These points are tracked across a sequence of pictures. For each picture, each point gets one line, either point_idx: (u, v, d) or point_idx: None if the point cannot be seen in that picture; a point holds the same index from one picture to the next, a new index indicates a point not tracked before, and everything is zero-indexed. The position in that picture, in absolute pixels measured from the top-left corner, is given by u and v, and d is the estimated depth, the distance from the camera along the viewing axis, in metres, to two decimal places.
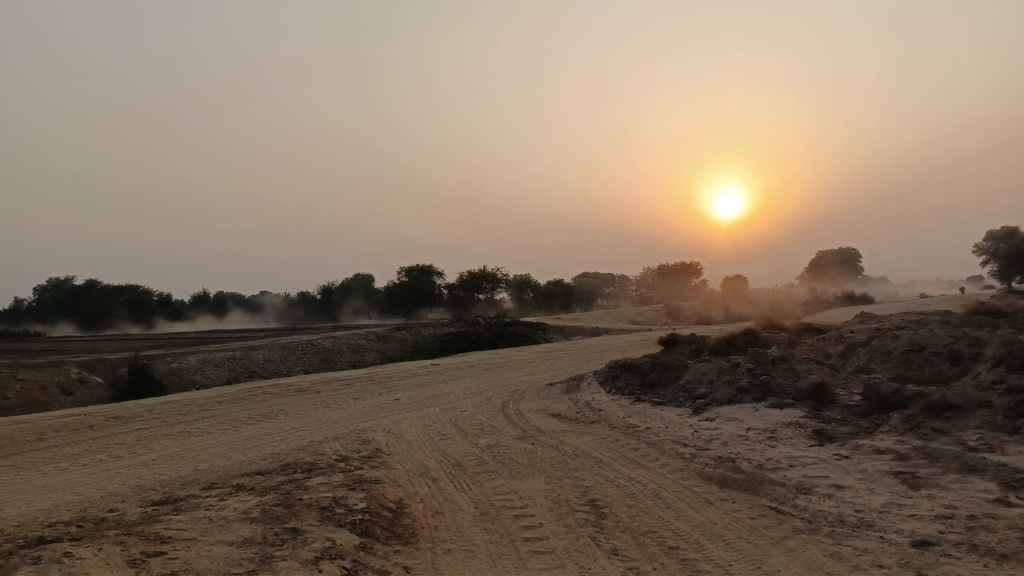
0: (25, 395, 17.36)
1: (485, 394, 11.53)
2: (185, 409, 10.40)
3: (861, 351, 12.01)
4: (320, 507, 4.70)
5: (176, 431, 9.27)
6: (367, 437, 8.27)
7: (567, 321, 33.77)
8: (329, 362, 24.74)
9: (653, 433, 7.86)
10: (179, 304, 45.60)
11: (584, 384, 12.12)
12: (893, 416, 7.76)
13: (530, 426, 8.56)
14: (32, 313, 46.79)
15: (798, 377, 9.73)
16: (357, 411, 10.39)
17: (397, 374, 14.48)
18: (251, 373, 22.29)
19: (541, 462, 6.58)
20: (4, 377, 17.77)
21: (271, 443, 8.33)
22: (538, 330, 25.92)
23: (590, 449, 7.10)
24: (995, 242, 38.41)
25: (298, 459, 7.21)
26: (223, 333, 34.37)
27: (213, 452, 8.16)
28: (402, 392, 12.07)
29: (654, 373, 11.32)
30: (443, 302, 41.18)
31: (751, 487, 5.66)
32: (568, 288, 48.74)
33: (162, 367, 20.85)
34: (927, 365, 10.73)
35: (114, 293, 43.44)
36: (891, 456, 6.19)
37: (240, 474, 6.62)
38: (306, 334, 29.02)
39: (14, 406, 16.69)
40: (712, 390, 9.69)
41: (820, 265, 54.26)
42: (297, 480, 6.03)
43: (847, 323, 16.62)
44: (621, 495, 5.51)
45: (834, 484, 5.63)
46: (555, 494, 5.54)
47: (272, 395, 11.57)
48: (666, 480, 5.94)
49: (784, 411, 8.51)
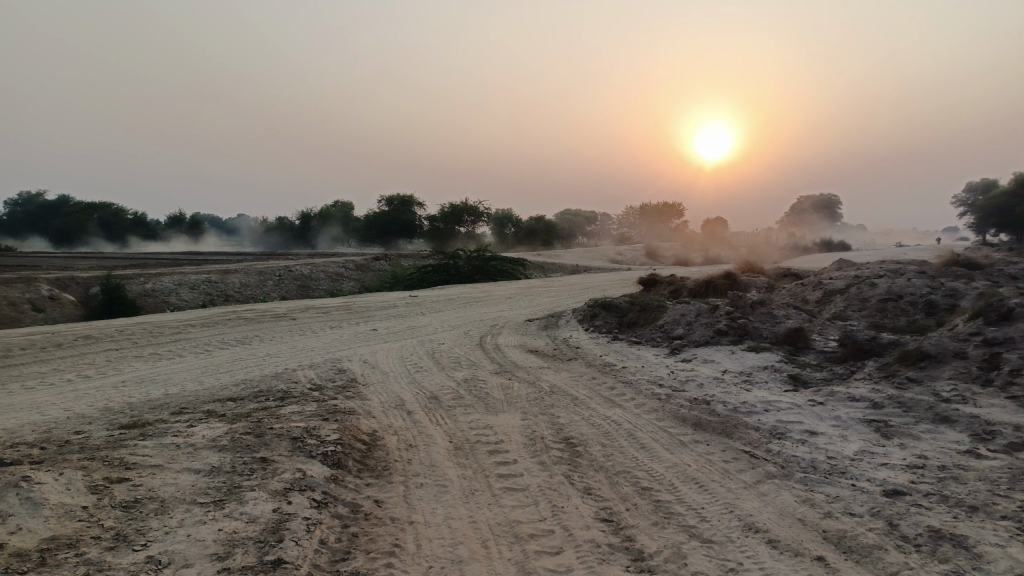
0: None
1: (462, 327, 11.46)
2: (157, 331, 10.21)
3: (839, 298, 12.05)
4: (291, 437, 4.61)
5: (147, 354, 9.10)
6: (342, 366, 8.18)
7: (547, 257, 33.68)
8: (306, 289, 24.50)
9: (630, 372, 7.85)
10: (154, 225, 44.73)
11: (562, 321, 12.07)
12: (868, 364, 7.81)
13: (507, 361, 8.53)
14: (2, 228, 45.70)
15: (776, 322, 9.74)
16: (333, 340, 10.27)
17: (374, 304, 14.34)
18: (227, 297, 22.03)
19: (517, 398, 6.53)
20: None
21: (244, 370, 8.21)
22: (518, 265, 25.80)
23: (567, 386, 7.07)
24: (974, 194, 38.57)
25: (270, 386, 7.11)
26: (199, 256, 33.85)
27: (184, 376, 8.03)
28: (379, 323, 11.95)
29: (633, 312, 11.28)
30: (423, 233, 40.78)
31: (726, 430, 5.67)
32: (549, 224, 48.43)
33: (136, 288, 20.50)
34: (904, 314, 10.80)
35: (87, 210, 42.43)
36: (865, 404, 6.23)
37: (212, 400, 6.51)
38: (283, 260, 28.66)
39: None
40: (690, 332, 9.68)
41: (801, 210, 54.39)
42: (269, 408, 5.93)
43: (826, 270, 16.68)
44: (596, 434, 5.49)
45: (808, 430, 5.66)
46: (530, 430, 5.50)
47: (247, 320, 11.40)
48: (641, 420, 5.93)
49: (760, 355, 8.53)
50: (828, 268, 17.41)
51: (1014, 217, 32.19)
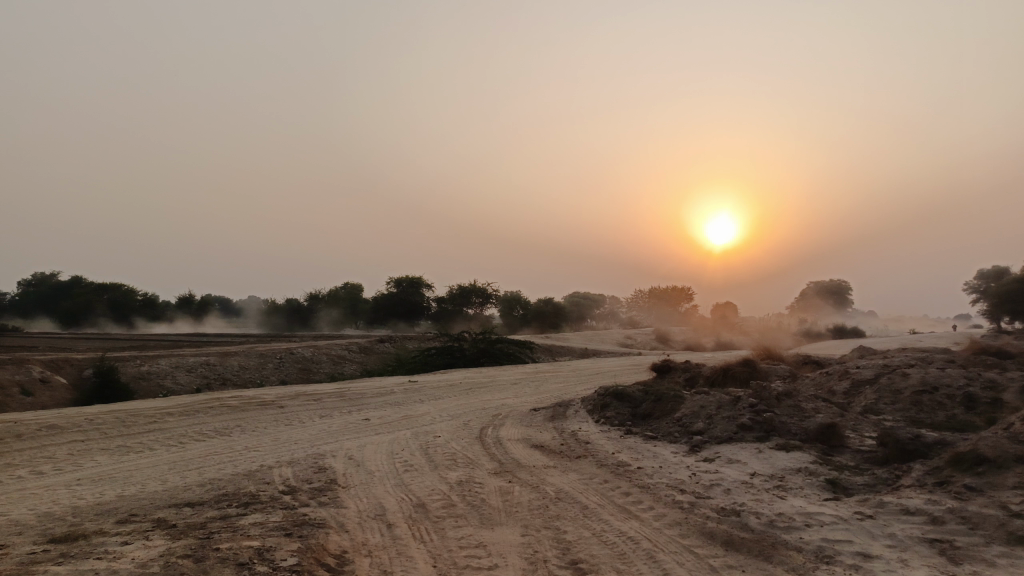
0: None
1: (463, 418, 10.63)
2: (131, 420, 9.42)
3: (868, 390, 11.18)
4: (238, 562, 3.79)
5: (115, 447, 8.30)
6: (324, 464, 7.36)
7: (553, 340, 32.94)
8: (307, 372, 23.73)
9: (646, 474, 6.97)
10: (162, 305, 44.40)
11: (570, 411, 11.22)
12: (914, 467, 6.92)
13: (509, 459, 7.68)
14: (13, 308, 45.57)
15: (804, 416, 8.87)
16: (320, 431, 9.45)
17: (371, 390, 13.53)
18: (225, 380, 21.27)
19: (517, 506, 5.69)
20: None
21: (216, 467, 7.39)
22: (524, 348, 25.05)
23: (575, 491, 6.21)
24: (986, 281, 37.83)
25: (239, 488, 6.29)
26: (202, 337, 33.30)
27: (149, 473, 7.21)
28: (373, 411, 11.14)
29: (646, 403, 10.44)
30: (431, 314, 40.44)
31: (763, 552, 4.79)
32: (557, 307, 47.79)
33: (131, 371, 19.80)
34: (941, 408, 9.90)
35: (97, 290, 42.22)
36: (922, 518, 5.33)
37: (168, 506, 5.70)
38: (285, 342, 28.04)
39: None
40: (710, 427, 8.81)
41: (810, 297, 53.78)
42: (227, 519, 5.10)
43: (848, 358, 15.79)
44: (611, 557, 4.62)
45: (860, 552, 4.77)
46: (532, 551, 4.64)
47: (231, 408, 10.61)
48: (662, 537, 5.06)
49: (791, 455, 7.65)
50: (849, 356, 16.53)
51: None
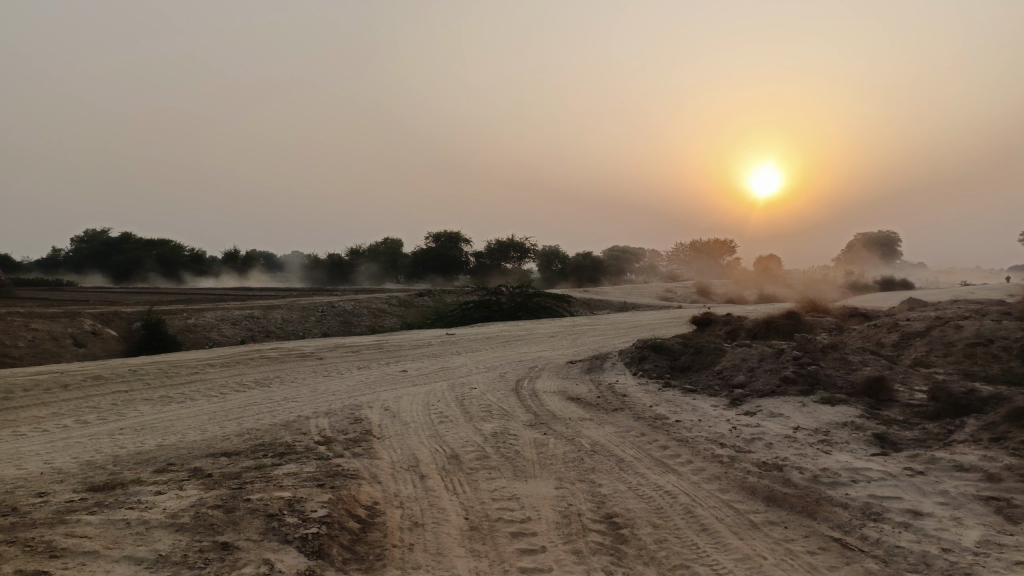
0: (36, 345, 16.72)
1: (499, 370, 10.58)
2: (173, 371, 9.57)
3: (918, 343, 10.77)
4: (268, 513, 3.76)
5: (157, 397, 8.45)
6: (360, 414, 7.37)
7: (592, 293, 32.71)
8: (347, 325, 23.99)
9: (684, 427, 6.82)
10: (208, 260, 45.23)
11: (608, 364, 11.07)
12: (969, 422, 6.62)
13: (545, 411, 7.60)
14: (67, 264, 46.93)
15: (851, 369, 8.57)
16: (357, 383, 9.48)
17: (408, 342, 13.56)
18: (268, 332, 21.63)
19: (552, 458, 5.59)
20: (16, 326, 17.17)
21: (254, 417, 7.45)
22: (562, 302, 24.93)
23: (611, 444, 6.09)
24: None
25: (275, 438, 6.32)
26: (246, 291, 33.88)
27: (190, 423, 7.31)
28: (410, 364, 11.15)
29: (686, 355, 10.23)
30: (470, 269, 40.47)
31: (807, 509, 4.61)
32: (596, 261, 47.34)
33: (178, 324, 20.22)
34: (996, 362, 9.49)
35: (146, 245, 43.12)
36: (977, 475, 5.07)
37: (205, 455, 5.74)
38: (326, 296, 28.35)
39: (25, 356, 16.08)
40: (751, 380, 8.59)
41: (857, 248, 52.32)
42: (261, 469, 5.11)
43: (897, 310, 15.27)
44: (647, 511, 4.50)
45: (910, 510, 4.56)
46: (566, 504, 4.54)
47: (270, 360, 10.72)
48: (700, 491, 4.91)
49: (836, 409, 7.41)
50: (898, 308, 16.00)
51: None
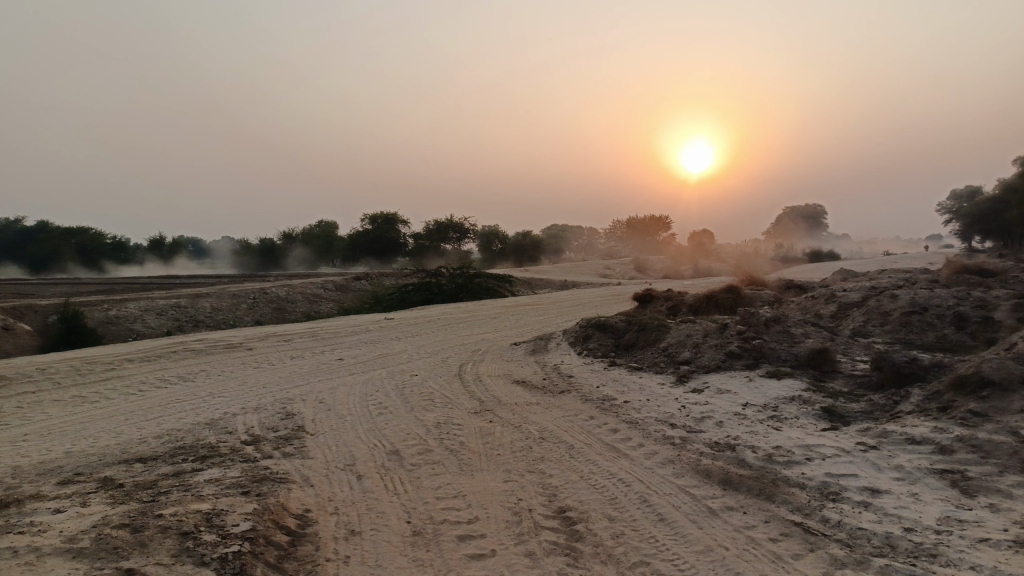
0: None
1: (440, 355, 10.22)
2: (86, 368, 8.86)
3: (856, 313, 10.89)
4: (182, 531, 3.34)
5: (68, 397, 7.77)
6: (292, 409, 6.91)
7: (531, 272, 32.50)
8: (282, 312, 23.14)
9: (633, 408, 6.61)
10: (131, 247, 43.12)
11: (552, 344, 10.83)
12: (913, 392, 6.61)
13: (489, 397, 7.28)
14: None
15: (795, 342, 8.53)
16: (290, 374, 8.97)
17: (345, 328, 13.04)
18: (197, 322, 20.65)
19: (498, 449, 5.29)
20: None
21: (176, 417, 6.90)
22: (502, 282, 24.63)
23: (559, 430, 5.82)
24: (959, 201, 37.74)
25: (197, 440, 5.81)
26: (173, 279, 32.43)
27: (103, 425, 6.71)
28: (347, 351, 10.67)
29: (630, 333, 10.06)
30: (408, 251, 39.74)
31: (765, 491, 4.43)
32: (536, 240, 47.27)
33: (98, 315, 19.07)
34: (931, 330, 9.63)
35: (64, 233, 40.74)
36: (929, 448, 5.00)
37: (117, 463, 5.22)
38: (258, 282, 27.29)
39: None
40: (697, 356, 8.46)
41: (787, 222, 53.62)
42: (180, 477, 4.64)
43: (832, 281, 15.51)
44: (602, 503, 4.24)
45: (867, 488, 4.44)
46: (515, 499, 4.25)
47: (195, 353, 10.07)
48: (655, 478, 4.68)
49: (783, 383, 7.33)
50: (832, 279, 16.26)
51: (999, 223, 31.26)
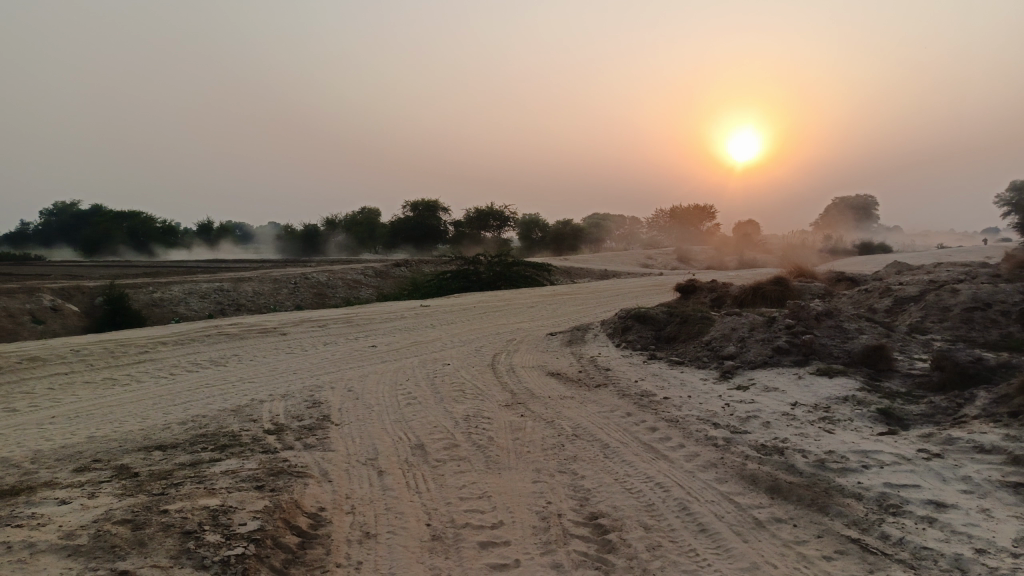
0: None
1: (475, 344, 9.98)
2: (121, 351, 8.82)
3: (912, 308, 10.30)
4: (184, 531, 3.13)
5: (100, 380, 7.72)
6: (320, 397, 6.74)
7: (571, 262, 32.11)
8: (321, 297, 23.19)
9: (673, 405, 6.26)
10: (179, 231, 43.88)
11: (590, 336, 10.49)
12: (979, 395, 6.13)
13: (522, 389, 7.00)
14: (36, 238, 45.40)
15: (848, 338, 8.05)
16: (321, 361, 8.82)
17: (380, 315, 12.89)
18: (238, 306, 20.80)
19: (528, 446, 5.00)
20: None
21: (203, 402, 6.79)
22: (541, 271, 24.30)
23: (594, 426, 5.51)
24: (1018, 194, 36.02)
25: (221, 427, 5.66)
26: (218, 263, 32.86)
27: (131, 409, 6.63)
28: (380, 338, 10.50)
29: (671, 325, 9.67)
30: (448, 239, 39.62)
31: (817, 503, 4.06)
32: (576, 228, 46.64)
33: (142, 298, 19.32)
34: (995, 327, 9.02)
35: (115, 218, 41.61)
36: (1000, 457, 4.56)
37: (137, 449, 5.08)
38: (299, 267, 27.46)
39: None
40: (742, 351, 8.04)
41: (835, 213, 52.10)
42: (196, 468, 4.46)
43: (884, 274, 14.83)
44: (637, 510, 3.92)
45: (932, 501, 4.04)
46: (543, 503, 3.96)
47: (228, 337, 10.00)
48: (696, 483, 4.35)
49: (835, 382, 6.89)
50: (885, 273, 15.54)
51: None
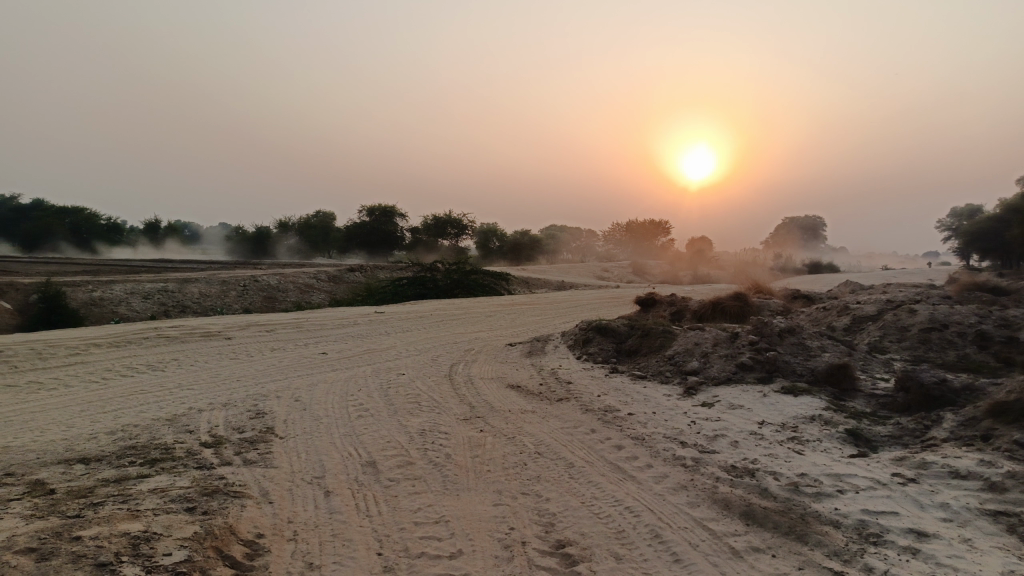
0: None
1: (431, 353, 9.62)
2: (49, 352, 8.20)
3: (871, 327, 10.30)
4: (97, 562, 2.72)
5: (23, 384, 7.13)
6: (264, 407, 6.30)
7: (528, 272, 31.89)
8: (271, 301, 22.47)
9: (639, 422, 6.02)
10: (125, 229, 42.34)
11: (549, 347, 10.22)
12: (946, 417, 6.03)
13: (481, 402, 6.68)
14: None
15: (811, 355, 7.94)
16: (267, 367, 8.36)
17: (332, 320, 12.42)
18: (184, 308, 19.98)
19: (488, 464, 4.68)
20: None
21: (136, 410, 6.28)
22: (499, 280, 24.02)
23: (558, 444, 5.23)
24: (958, 219, 37.13)
25: (153, 439, 5.20)
26: (164, 263, 31.73)
27: (55, 416, 6.09)
28: (332, 345, 10.05)
29: (633, 338, 9.47)
30: (404, 245, 39.05)
31: (794, 531, 3.83)
32: (534, 239, 47.02)
33: (81, 297, 18.39)
34: (952, 348, 9.04)
35: (57, 212, 39.91)
36: (976, 483, 4.42)
37: (56, 462, 4.59)
38: (249, 270, 26.64)
39: None
40: (706, 366, 7.86)
41: (786, 232, 53.12)
42: (121, 485, 4.02)
43: (839, 293, 14.94)
44: (607, 537, 3.64)
45: (912, 530, 3.85)
46: (506, 529, 3.64)
47: (169, 340, 9.44)
48: (667, 508, 4.09)
49: (801, 401, 6.74)
50: (839, 291, 15.67)
51: (998, 244, 30.58)
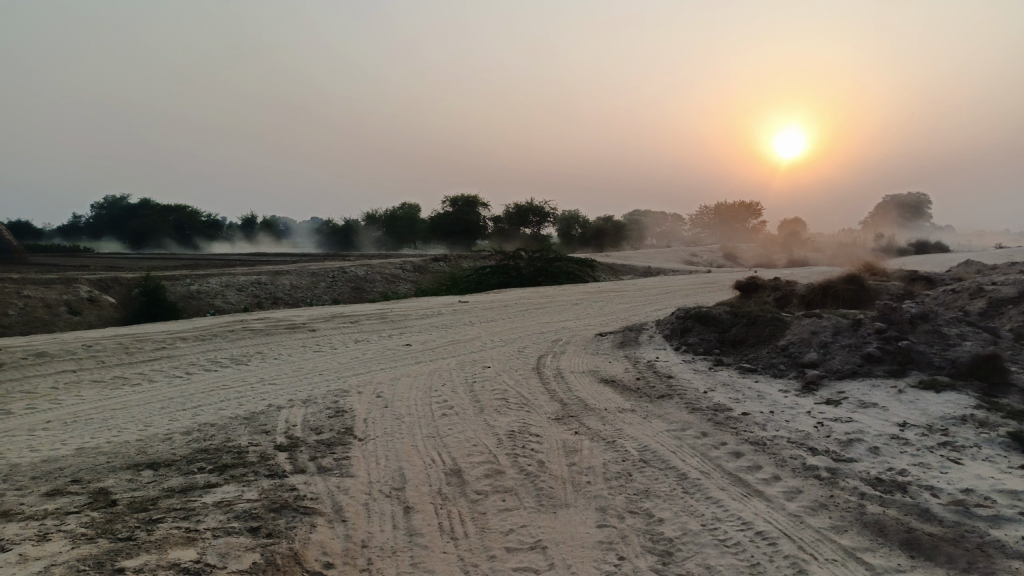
0: (30, 313, 15.39)
1: (518, 344, 9.10)
2: (137, 347, 8.15)
3: (1012, 310, 9.08)
4: None
5: (110, 379, 7.04)
6: (344, 404, 5.94)
7: (613, 258, 30.95)
8: (359, 291, 22.55)
9: (756, 423, 5.29)
10: (222, 225, 43.93)
11: (644, 337, 9.53)
12: None
13: (575, 399, 6.11)
14: (88, 230, 45.87)
15: (950, 344, 6.94)
16: (350, 360, 8.04)
17: (416, 311, 12.11)
18: (276, 300, 20.26)
19: (588, 475, 4.10)
20: (8, 293, 15.78)
21: (215, 407, 6.03)
22: (585, 267, 23.32)
23: (666, 450, 4.59)
24: None
25: (228, 440, 4.88)
26: (258, 256, 32.58)
27: (134, 414, 5.90)
28: (415, 336, 9.69)
29: (737, 327, 8.65)
30: (488, 234, 38.80)
31: (976, 567, 3.07)
32: (618, 224, 46.07)
33: (179, 291, 18.87)
34: None
35: (161, 211, 41.72)
36: None
37: (124, 467, 4.30)
38: (338, 262, 26.92)
39: (16, 324, 14.76)
40: (825, 358, 7.01)
41: (888, 210, 49.92)
42: (186, 498, 3.67)
43: (964, 274, 13.51)
44: (738, 573, 3.00)
45: None
46: (614, 560, 3.06)
47: (254, 333, 9.30)
48: (808, 534, 3.39)
49: (945, 398, 5.82)
50: (962, 272, 14.19)
51: None
